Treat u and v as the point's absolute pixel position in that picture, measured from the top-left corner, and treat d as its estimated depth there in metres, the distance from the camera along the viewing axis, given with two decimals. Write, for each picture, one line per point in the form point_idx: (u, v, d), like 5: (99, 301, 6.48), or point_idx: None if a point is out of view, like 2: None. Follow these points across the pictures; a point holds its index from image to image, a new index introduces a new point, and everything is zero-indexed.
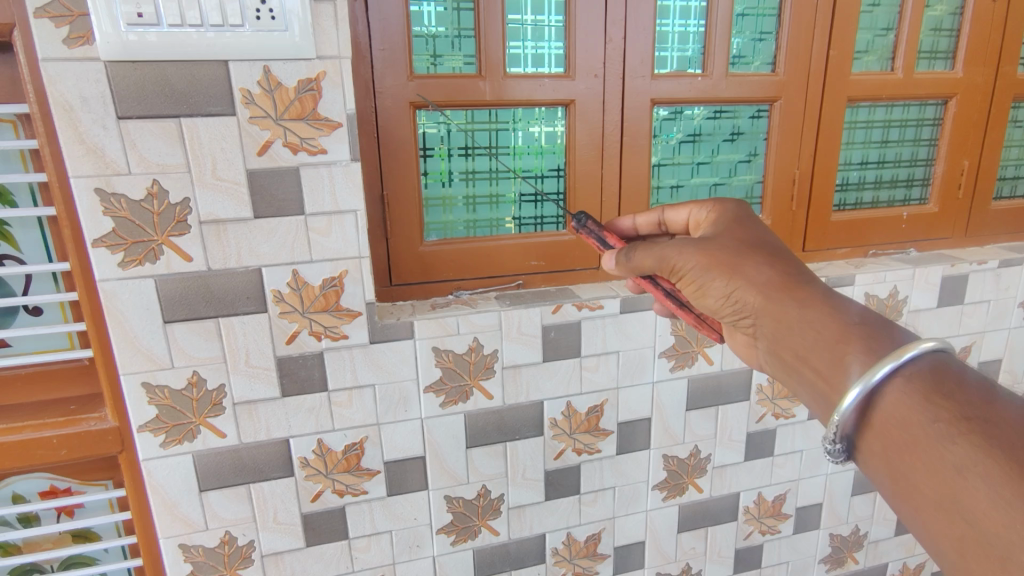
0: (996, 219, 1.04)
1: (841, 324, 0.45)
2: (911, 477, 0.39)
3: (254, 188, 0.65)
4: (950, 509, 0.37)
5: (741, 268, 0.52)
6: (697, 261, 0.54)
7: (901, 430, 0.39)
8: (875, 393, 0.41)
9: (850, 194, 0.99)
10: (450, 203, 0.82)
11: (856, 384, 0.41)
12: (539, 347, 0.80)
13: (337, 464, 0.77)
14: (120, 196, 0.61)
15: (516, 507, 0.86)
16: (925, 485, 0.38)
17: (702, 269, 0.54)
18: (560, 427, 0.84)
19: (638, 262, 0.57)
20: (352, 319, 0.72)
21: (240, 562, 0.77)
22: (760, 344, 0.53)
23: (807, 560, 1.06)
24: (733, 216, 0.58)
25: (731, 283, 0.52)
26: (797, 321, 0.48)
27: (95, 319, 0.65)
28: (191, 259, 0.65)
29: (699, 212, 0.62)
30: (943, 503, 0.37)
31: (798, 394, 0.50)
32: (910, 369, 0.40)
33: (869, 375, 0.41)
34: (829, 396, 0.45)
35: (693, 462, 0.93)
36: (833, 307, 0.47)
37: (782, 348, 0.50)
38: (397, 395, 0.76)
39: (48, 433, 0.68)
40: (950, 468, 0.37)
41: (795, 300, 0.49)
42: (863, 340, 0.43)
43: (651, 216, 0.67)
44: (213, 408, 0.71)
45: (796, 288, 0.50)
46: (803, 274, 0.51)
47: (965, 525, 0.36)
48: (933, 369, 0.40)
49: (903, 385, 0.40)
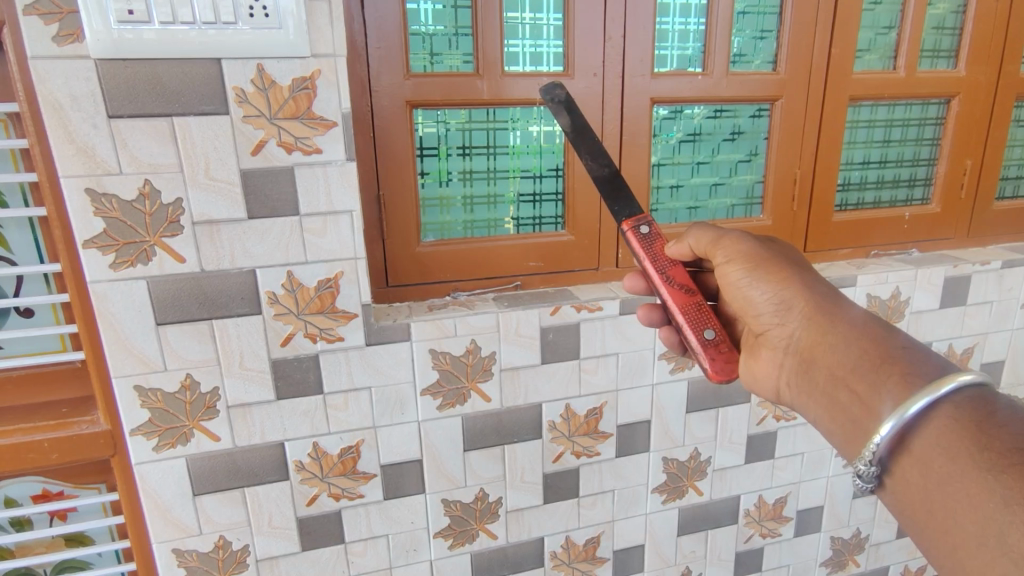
0: (998, 219, 1.03)
1: (886, 350, 0.46)
2: (953, 511, 0.38)
3: (248, 188, 0.64)
4: (993, 546, 0.36)
5: (789, 286, 0.53)
6: (743, 265, 0.55)
7: (941, 461, 0.39)
8: (914, 421, 0.41)
9: (852, 195, 0.98)
10: (447, 203, 0.81)
11: (890, 417, 0.42)
12: (538, 349, 0.79)
13: (333, 468, 0.76)
14: (111, 196, 0.60)
15: (515, 510, 0.85)
16: (966, 519, 0.38)
17: (747, 272, 0.55)
18: (559, 430, 0.83)
19: (695, 238, 0.58)
20: (348, 321, 0.71)
21: (235, 566, 0.76)
22: (793, 363, 0.54)
23: (807, 563, 1.05)
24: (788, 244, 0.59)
25: (777, 299, 0.54)
26: (841, 343, 0.49)
27: (86, 321, 0.64)
28: (184, 260, 0.64)
29: None
30: (982, 538, 0.36)
31: (824, 417, 0.50)
32: (949, 401, 0.40)
33: (903, 409, 0.41)
34: (862, 420, 0.45)
35: (693, 465, 0.92)
36: (878, 334, 0.47)
37: (820, 369, 0.50)
38: (394, 397, 0.75)
39: (39, 437, 0.67)
40: (993, 504, 0.36)
41: (839, 323, 0.50)
42: (905, 368, 0.44)
43: None
44: (207, 411, 0.70)
45: (840, 314, 0.50)
46: (849, 304, 0.52)
47: (1008, 563, 0.35)
48: (974, 403, 0.39)
49: (940, 415, 0.40)
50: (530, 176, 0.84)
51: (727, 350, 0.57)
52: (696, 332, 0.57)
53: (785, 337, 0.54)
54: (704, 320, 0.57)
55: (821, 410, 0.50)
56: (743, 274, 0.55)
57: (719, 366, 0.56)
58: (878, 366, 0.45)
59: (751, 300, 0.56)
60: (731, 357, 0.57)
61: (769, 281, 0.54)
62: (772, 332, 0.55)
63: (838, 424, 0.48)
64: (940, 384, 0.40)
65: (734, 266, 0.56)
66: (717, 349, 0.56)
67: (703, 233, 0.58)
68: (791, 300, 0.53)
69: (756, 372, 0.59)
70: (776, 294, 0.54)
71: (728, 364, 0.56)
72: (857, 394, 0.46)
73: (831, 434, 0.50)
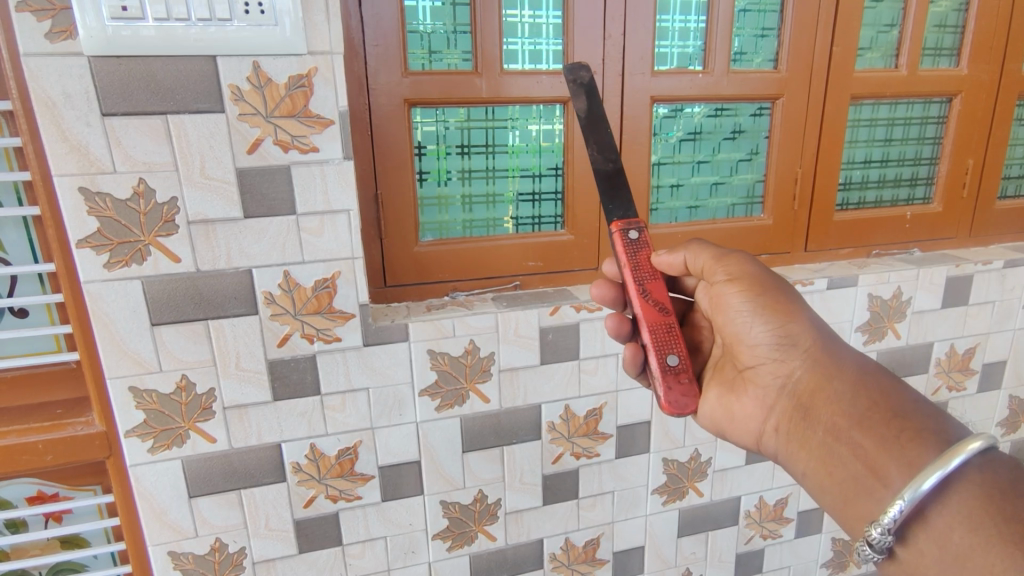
0: (1000, 219, 1.03)
1: (890, 398, 0.46)
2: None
3: (244, 187, 0.63)
4: None
5: (789, 322, 0.53)
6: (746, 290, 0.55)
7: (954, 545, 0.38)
8: (924, 505, 0.40)
9: (853, 194, 0.98)
10: (446, 203, 0.81)
11: (904, 493, 0.40)
12: (537, 349, 0.78)
13: (330, 469, 0.75)
14: (105, 195, 0.59)
15: (514, 512, 0.85)
16: None
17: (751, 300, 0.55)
18: (558, 431, 0.83)
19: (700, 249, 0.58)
20: (345, 321, 0.70)
21: (231, 569, 0.76)
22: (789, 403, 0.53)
23: (808, 565, 1.05)
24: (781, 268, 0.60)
25: (779, 325, 0.54)
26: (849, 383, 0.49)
27: (81, 321, 0.63)
28: (180, 260, 0.63)
29: None
30: None
31: (816, 469, 0.50)
32: (959, 477, 0.39)
33: (918, 484, 0.40)
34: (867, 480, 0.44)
35: (694, 466, 0.91)
36: (885, 390, 0.47)
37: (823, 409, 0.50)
38: (391, 398, 0.75)
39: (33, 438, 0.66)
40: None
41: (844, 369, 0.50)
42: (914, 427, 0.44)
43: None
44: (203, 413, 0.69)
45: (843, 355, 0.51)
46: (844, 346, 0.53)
47: None
48: (982, 479, 0.39)
49: (952, 494, 0.39)
50: (530, 175, 0.83)
51: (687, 380, 0.55)
52: (659, 355, 0.55)
53: (782, 375, 0.54)
54: (669, 346, 0.55)
55: (815, 463, 0.49)
56: (744, 295, 0.55)
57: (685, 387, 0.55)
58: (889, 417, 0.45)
59: (747, 331, 0.56)
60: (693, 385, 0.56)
61: (770, 314, 0.54)
62: (766, 368, 0.55)
63: (834, 480, 0.47)
64: (945, 463, 0.39)
65: (733, 287, 0.56)
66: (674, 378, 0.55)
67: (703, 253, 0.58)
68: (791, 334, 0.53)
69: (741, 411, 0.58)
70: (777, 330, 0.54)
71: (682, 397, 0.55)
72: (865, 447, 0.45)
73: (824, 491, 0.49)
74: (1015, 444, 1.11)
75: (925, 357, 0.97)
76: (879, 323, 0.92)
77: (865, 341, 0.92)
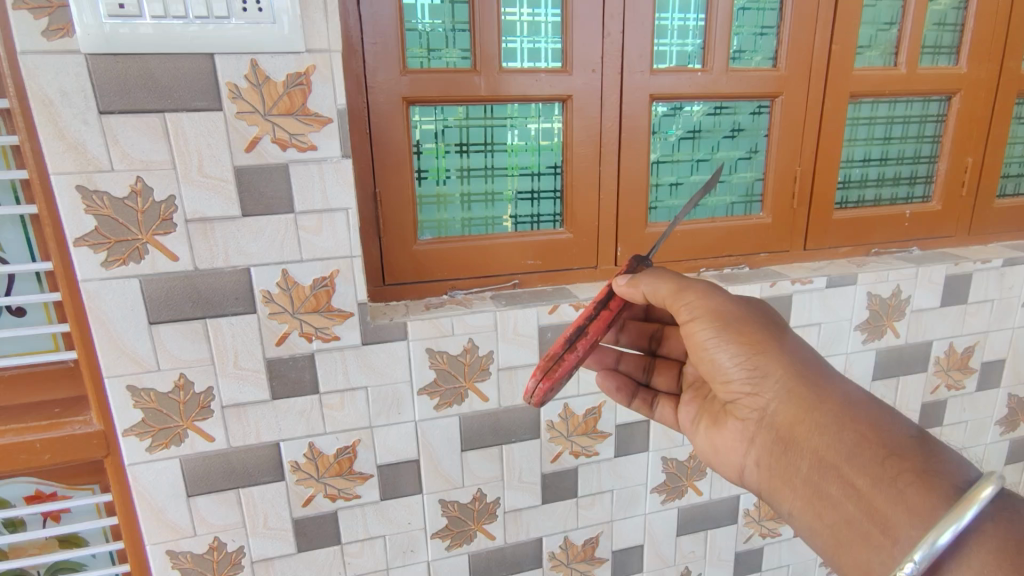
0: (999, 217, 1.03)
1: (882, 432, 0.44)
2: None
3: (242, 185, 0.63)
4: None
5: (760, 352, 0.50)
6: (717, 315, 0.52)
7: None
8: (941, 558, 0.37)
9: (852, 192, 0.97)
10: (445, 201, 0.80)
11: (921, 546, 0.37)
12: (535, 348, 0.78)
13: (329, 468, 0.75)
14: (102, 193, 0.59)
15: (513, 511, 0.85)
16: None
17: (723, 327, 0.52)
18: (557, 430, 0.83)
19: (655, 289, 0.53)
20: (343, 320, 0.70)
21: (230, 568, 0.76)
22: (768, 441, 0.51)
23: (807, 563, 1.05)
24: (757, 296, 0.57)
25: (748, 363, 0.51)
26: (832, 413, 0.46)
27: (78, 320, 0.63)
28: (177, 258, 0.63)
29: None
30: None
31: (808, 509, 0.48)
32: (975, 532, 0.37)
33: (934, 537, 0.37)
34: (867, 523, 0.42)
35: (693, 465, 0.91)
36: (867, 417, 0.45)
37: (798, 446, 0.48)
38: (390, 398, 0.74)
39: (31, 438, 0.66)
40: None
41: (821, 397, 0.48)
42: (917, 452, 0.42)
43: None
44: (201, 411, 0.69)
45: (819, 381, 0.49)
46: (821, 367, 0.50)
47: None
48: (998, 533, 0.37)
49: (971, 550, 0.37)
50: (528, 173, 0.83)
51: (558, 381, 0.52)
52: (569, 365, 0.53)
53: (759, 408, 0.51)
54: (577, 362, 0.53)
55: (807, 503, 0.48)
56: (715, 330, 0.52)
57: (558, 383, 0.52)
58: (882, 456, 0.43)
59: (719, 365, 0.53)
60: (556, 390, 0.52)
61: (739, 342, 0.51)
62: (743, 400, 0.53)
63: (833, 525, 0.45)
64: (961, 513, 0.37)
65: (700, 324, 0.53)
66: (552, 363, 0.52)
67: (661, 283, 0.53)
68: (762, 366, 0.50)
69: (724, 444, 0.57)
70: (746, 360, 0.51)
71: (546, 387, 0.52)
72: (859, 490, 0.43)
73: (823, 537, 0.47)
74: (1015, 443, 1.11)
75: (924, 356, 0.97)
76: (878, 321, 0.92)
77: (864, 340, 0.92)
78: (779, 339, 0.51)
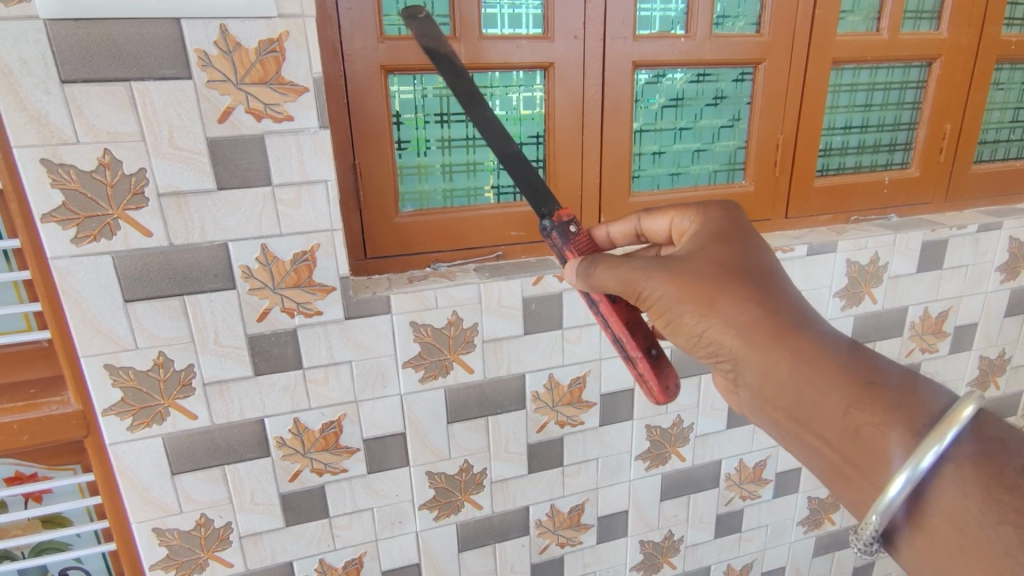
0: (975, 183, 1.04)
1: (848, 379, 0.41)
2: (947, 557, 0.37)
3: (216, 158, 0.61)
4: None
5: (711, 319, 0.47)
6: (665, 289, 0.48)
7: (954, 523, 0.36)
8: (922, 485, 0.37)
9: (833, 159, 0.98)
10: (426, 172, 0.79)
11: (900, 478, 0.37)
12: (520, 320, 0.78)
13: (315, 443, 0.75)
14: (69, 166, 0.57)
15: (499, 481, 0.86)
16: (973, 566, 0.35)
17: (674, 299, 0.48)
18: (542, 400, 0.83)
19: (600, 280, 0.51)
20: (326, 294, 0.69)
21: (218, 544, 0.76)
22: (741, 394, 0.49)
23: (785, 523, 1.08)
24: (711, 233, 0.52)
25: (702, 331, 0.48)
26: (792, 370, 0.43)
27: (49, 298, 0.61)
28: (151, 234, 0.61)
29: (680, 221, 0.56)
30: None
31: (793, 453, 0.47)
32: (953, 454, 0.37)
33: (915, 468, 0.37)
34: (845, 472, 0.42)
35: (676, 432, 0.93)
36: (831, 368, 0.42)
37: (767, 402, 0.46)
38: (375, 372, 0.74)
39: (7, 419, 0.65)
40: (998, 548, 0.34)
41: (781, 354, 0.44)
42: (884, 398, 0.40)
43: (627, 225, 0.60)
44: (182, 389, 0.68)
45: (782, 334, 0.45)
46: (782, 310, 0.46)
47: None
48: (976, 447, 0.37)
49: (948, 474, 0.36)
50: None
51: (658, 371, 0.55)
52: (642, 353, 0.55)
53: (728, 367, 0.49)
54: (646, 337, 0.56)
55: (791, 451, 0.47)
56: (664, 304, 0.49)
57: (670, 377, 0.56)
58: (849, 408, 0.41)
59: (681, 335, 0.50)
60: (667, 370, 0.56)
61: (690, 315, 0.48)
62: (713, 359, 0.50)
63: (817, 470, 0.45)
64: (942, 436, 0.36)
65: (654, 305, 0.50)
66: (645, 378, 0.56)
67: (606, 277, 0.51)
68: (718, 331, 0.47)
69: None
70: (699, 329, 0.48)
71: (665, 387, 0.55)
72: (831, 442, 0.42)
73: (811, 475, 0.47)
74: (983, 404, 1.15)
75: (900, 321, 0.99)
76: (857, 288, 0.93)
77: (843, 306, 0.94)
78: (732, 295, 0.47)
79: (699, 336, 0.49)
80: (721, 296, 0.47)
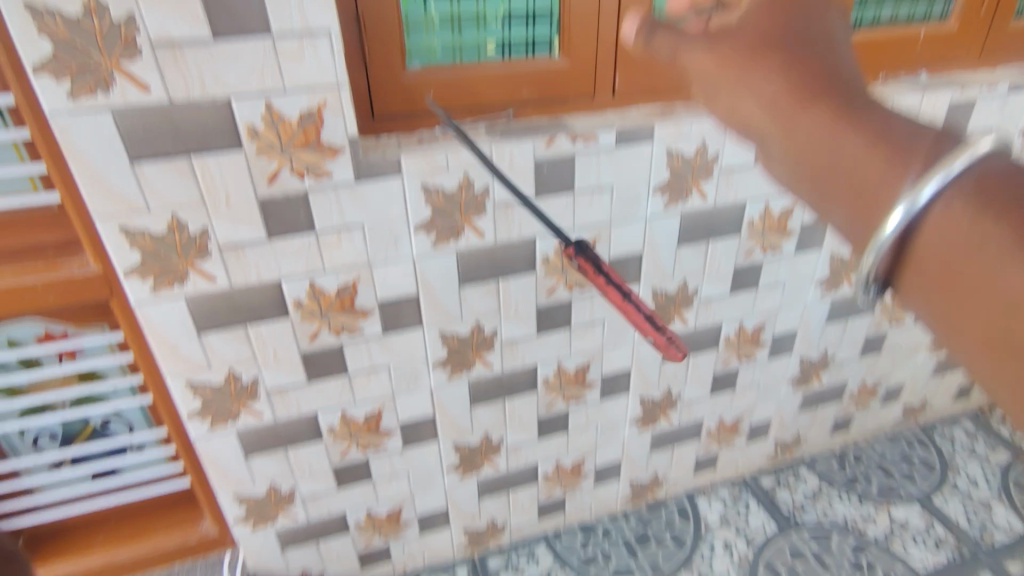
0: (1012, 40, 0.98)
1: (861, 133, 0.38)
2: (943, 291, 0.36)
3: (210, 3, 0.57)
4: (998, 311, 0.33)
5: (732, 83, 0.43)
6: (700, 53, 0.44)
7: (951, 257, 0.34)
8: (922, 222, 0.35)
9: (868, 12, 0.91)
10: (432, 25, 0.73)
11: (901, 218, 0.35)
12: (531, 182, 0.77)
13: (332, 304, 0.77)
14: (53, 12, 0.53)
15: (510, 341, 0.89)
16: (972, 294, 0.34)
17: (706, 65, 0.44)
18: (552, 264, 0.84)
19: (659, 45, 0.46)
20: (335, 156, 0.67)
21: (248, 396, 0.81)
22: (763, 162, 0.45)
23: (776, 380, 1.14)
24: None
25: (726, 98, 0.44)
26: (824, 141, 0.39)
27: (53, 156, 0.60)
28: (150, 89, 0.59)
29: None
30: (981, 298, 0.34)
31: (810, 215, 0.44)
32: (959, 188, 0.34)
33: (912, 205, 0.34)
34: (858, 227, 0.39)
35: (681, 297, 0.96)
36: (846, 120, 0.39)
37: (799, 187, 0.42)
38: (387, 236, 0.74)
39: (30, 279, 0.66)
40: (991, 274, 0.33)
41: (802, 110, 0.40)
42: (928, 157, 0.35)
43: None
44: (199, 252, 0.68)
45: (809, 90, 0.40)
46: (808, 61, 0.41)
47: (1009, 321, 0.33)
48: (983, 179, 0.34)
49: (946, 209, 0.34)
50: None
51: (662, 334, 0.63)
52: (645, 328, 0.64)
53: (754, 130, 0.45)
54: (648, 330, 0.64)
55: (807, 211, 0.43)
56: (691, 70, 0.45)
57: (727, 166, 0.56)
58: (858, 162, 0.38)
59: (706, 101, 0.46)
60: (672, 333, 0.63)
61: (716, 77, 0.44)
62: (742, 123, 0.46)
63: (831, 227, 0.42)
64: (946, 166, 0.34)
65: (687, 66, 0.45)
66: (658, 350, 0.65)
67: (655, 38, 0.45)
68: (738, 96, 0.43)
69: None
70: (722, 95, 0.44)
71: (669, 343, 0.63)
72: (846, 201, 0.39)
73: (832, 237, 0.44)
74: None
75: None
76: None
77: None
78: (758, 51, 0.42)
79: (727, 113, 0.45)
80: (745, 54, 0.42)
